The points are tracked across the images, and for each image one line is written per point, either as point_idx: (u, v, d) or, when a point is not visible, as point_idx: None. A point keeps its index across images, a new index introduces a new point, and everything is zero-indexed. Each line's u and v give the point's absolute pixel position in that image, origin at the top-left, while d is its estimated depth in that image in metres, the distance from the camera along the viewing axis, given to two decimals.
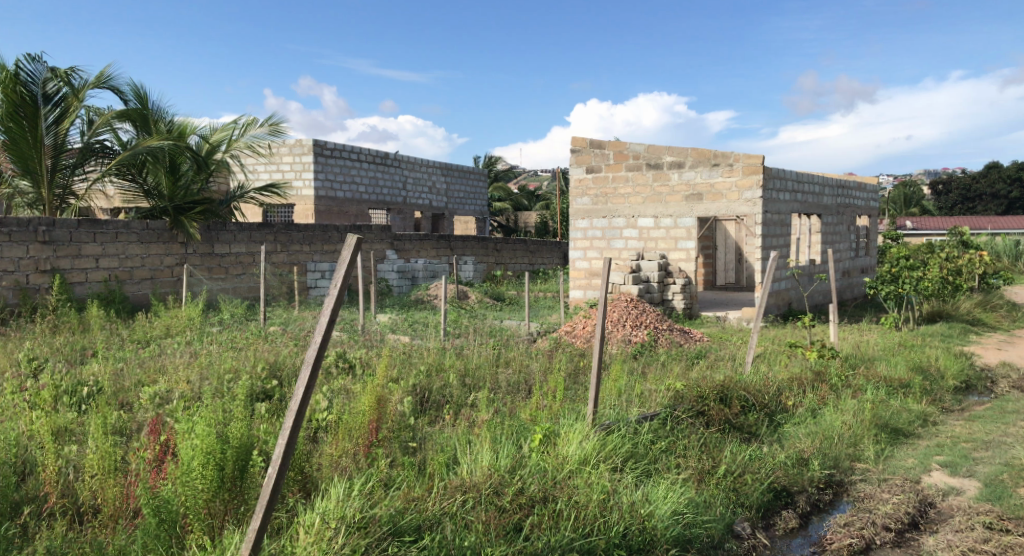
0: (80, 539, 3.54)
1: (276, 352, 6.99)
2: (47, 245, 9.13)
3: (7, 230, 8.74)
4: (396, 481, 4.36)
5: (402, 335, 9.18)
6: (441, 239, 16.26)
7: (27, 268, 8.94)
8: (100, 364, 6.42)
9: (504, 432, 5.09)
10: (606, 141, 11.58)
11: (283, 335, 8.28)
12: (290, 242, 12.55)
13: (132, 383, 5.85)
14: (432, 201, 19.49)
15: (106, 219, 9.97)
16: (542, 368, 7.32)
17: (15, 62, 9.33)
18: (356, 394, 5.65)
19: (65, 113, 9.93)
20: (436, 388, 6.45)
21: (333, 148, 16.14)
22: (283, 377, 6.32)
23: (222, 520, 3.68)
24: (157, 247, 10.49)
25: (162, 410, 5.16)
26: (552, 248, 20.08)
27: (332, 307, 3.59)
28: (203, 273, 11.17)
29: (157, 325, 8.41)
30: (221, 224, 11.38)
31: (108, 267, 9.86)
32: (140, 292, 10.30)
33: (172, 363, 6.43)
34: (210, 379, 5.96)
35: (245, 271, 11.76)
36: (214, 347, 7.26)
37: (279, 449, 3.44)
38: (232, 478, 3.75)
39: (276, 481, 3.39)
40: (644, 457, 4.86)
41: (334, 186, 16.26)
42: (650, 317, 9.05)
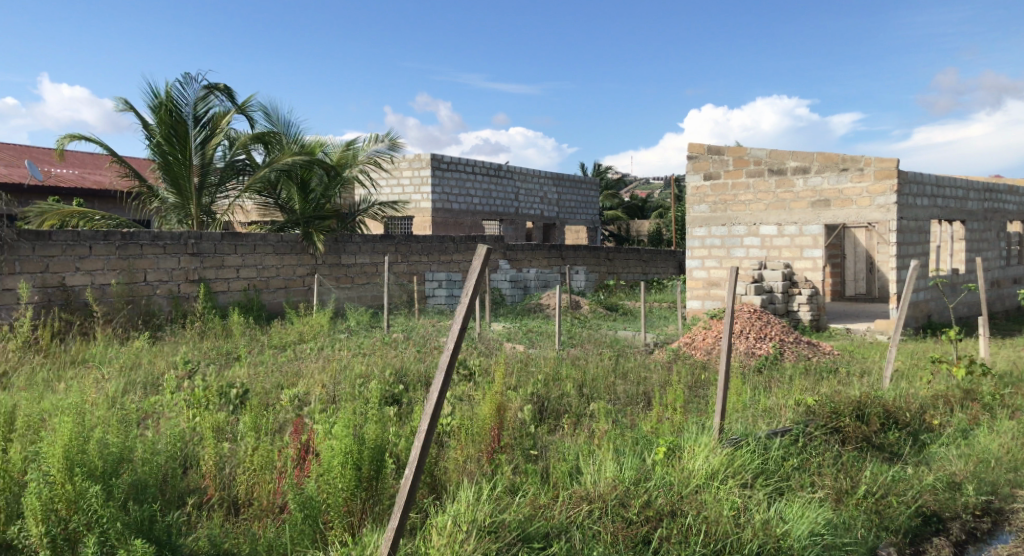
0: (235, 531, 3.78)
1: (402, 358, 7.24)
2: (195, 256, 9.82)
3: (162, 243, 9.46)
4: (522, 488, 4.43)
5: (518, 344, 9.29)
6: (554, 249, 16.36)
7: (178, 278, 9.64)
8: (245, 367, 6.85)
9: (626, 444, 5.07)
10: (726, 147, 11.32)
11: (407, 342, 8.54)
12: (411, 253, 12.95)
13: (273, 385, 6.22)
14: (544, 211, 19.64)
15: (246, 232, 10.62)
16: (663, 380, 7.21)
17: (170, 86, 10.14)
18: (478, 400, 5.77)
19: (212, 133, 10.68)
20: (555, 398, 6.47)
21: (449, 162, 16.55)
22: (409, 382, 6.54)
23: (361, 518, 3.85)
24: (291, 258, 11.08)
25: (302, 412, 5.46)
26: (667, 257, 19.77)
27: (464, 315, 3.69)
28: (331, 282, 11.71)
29: (292, 331, 8.89)
30: (348, 235, 11.87)
31: (248, 277, 10.50)
32: (275, 300, 10.91)
33: (308, 367, 6.77)
34: (344, 383, 6.25)
35: (369, 281, 12.27)
36: (344, 353, 7.59)
37: (415, 451, 3.57)
38: (369, 478, 3.93)
39: (412, 481, 3.51)
40: (775, 473, 4.72)
41: (450, 199, 16.66)
42: (774, 329, 8.78)
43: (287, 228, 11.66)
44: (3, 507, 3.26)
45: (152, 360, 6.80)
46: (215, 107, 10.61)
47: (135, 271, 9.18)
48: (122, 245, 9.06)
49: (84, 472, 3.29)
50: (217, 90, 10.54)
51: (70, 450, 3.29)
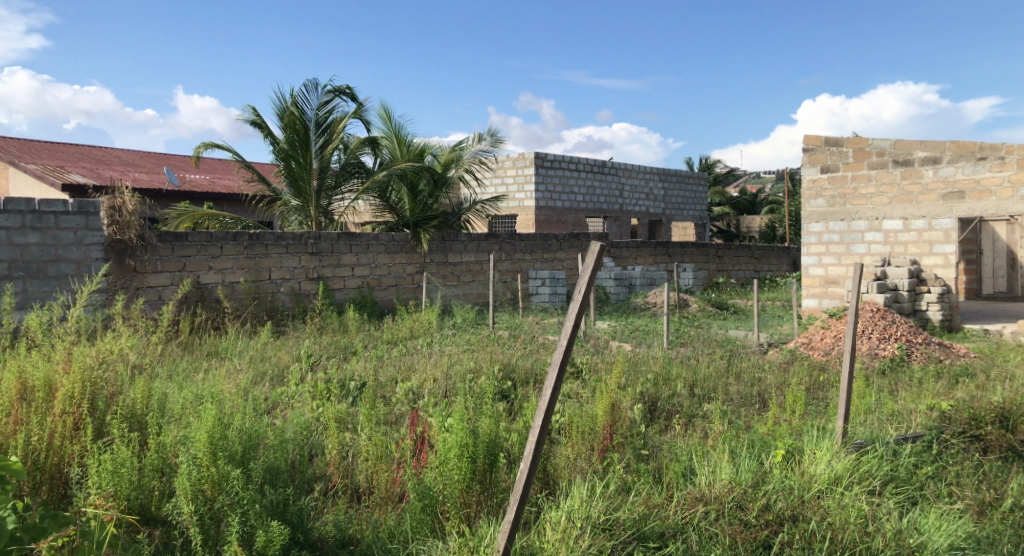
0: (359, 518, 3.93)
1: (510, 355, 7.30)
2: (315, 255, 10.26)
3: (285, 243, 9.92)
4: (634, 487, 4.37)
5: (626, 342, 9.20)
6: (660, 246, 16.06)
7: (299, 276, 10.10)
8: (361, 361, 7.07)
9: (742, 446, 4.93)
10: (844, 139, 10.78)
11: (514, 339, 8.62)
12: (514, 251, 13.06)
13: (388, 378, 6.41)
14: (650, 207, 19.35)
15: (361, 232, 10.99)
16: (778, 381, 6.96)
17: (295, 94, 10.63)
18: (588, 398, 5.74)
19: (332, 138, 11.11)
20: (665, 397, 6.36)
21: (553, 159, 16.57)
22: (517, 378, 6.58)
23: (477, 511, 3.92)
24: (402, 257, 11.40)
25: (415, 405, 5.61)
26: (779, 254, 19.12)
27: (576, 313, 3.66)
28: (439, 280, 11.97)
29: (403, 326, 9.13)
30: (455, 234, 12.11)
31: (362, 275, 10.88)
32: (387, 298, 11.24)
33: (420, 362, 6.93)
34: (455, 378, 6.36)
35: (475, 279, 12.47)
36: (454, 348, 7.72)
37: (529, 446, 3.57)
38: (484, 470, 3.99)
39: (527, 475, 3.52)
40: (907, 481, 4.48)
41: (553, 196, 16.67)
42: (901, 329, 8.32)
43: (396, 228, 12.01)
44: (157, 486, 3.50)
45: (276, 353, 7.15)
46: (336, 113, 11.03)
47: (261, 269, 9.68)
48: (250, 245, 9.56)
49: (226, 456, 3.51)
50: (337, 96, 10.94)
51: (212, 436, 3.50)
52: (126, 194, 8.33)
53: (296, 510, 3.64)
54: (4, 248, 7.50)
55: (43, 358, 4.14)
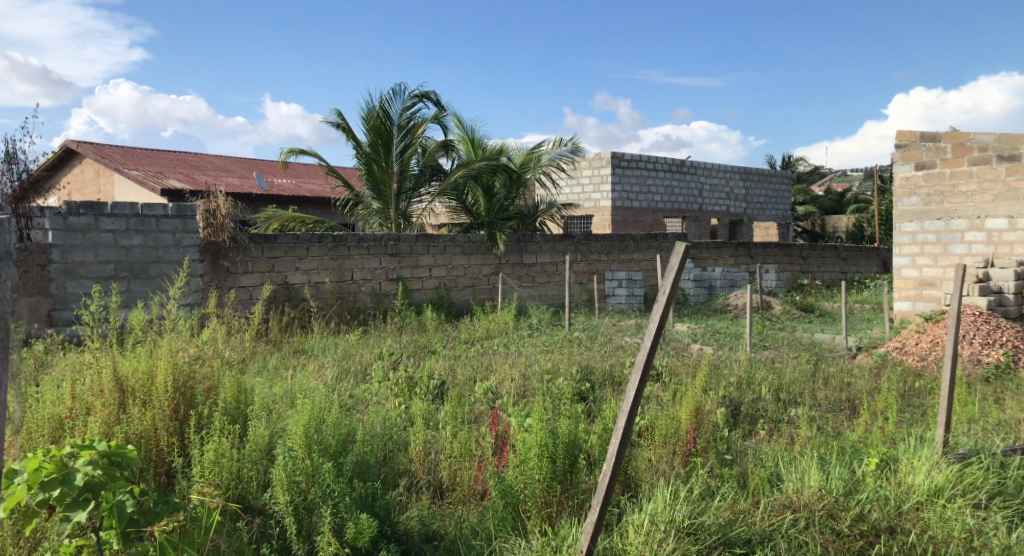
0: (442, 514, 3.98)
1: (589, 357, 7.25)
2: (394, 257, 10.45)
3: (366, 245, 10.14)
4: (719, 492, 4.28)
5: (707, 345, 9.01)
6: (741, 247, 15.66)
7: (379, 277, 10.31)
8: (441, 360, 7.16)
9: (832, 453, 4.78)
10: (942, 133, 10.30)
11: (592, 340, 8.57)
12: (590, 252, 12.99)
13: (467, 377, 6.48)
14: (730, 207, 18.94)
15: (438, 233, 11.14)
16: (869, 387, 6.70)
17: (380, 97, 10.88)
18: (669, 400, 5.65)
19: (413, 141, 11.32)
20: (749, 401, 6.21)
21: (631, 159, 16.40)
22: (595, 380, 6.54)
23: (560, 511, 3.91)
24: (478, 258, 11.50)
25: (494, 405, 5.66)
26: (869, 255, 18.43)
27: (661, 314, 3.58)
28: (514, 280, 12.02)
29: (480, 326, 9.20)
30: (530, 235, 12.13)
31: (439, 276, 11.02)
32: (463, 298, 11.36)
33: (498, 362, 6.97)
34: (533, 378, 6.37)
35: (550, 280, 12.46)
36: (532, 349, 7.74)
37: (612, 448, 3.52)
38: (564, 472, 3.98)
39: (610, 477, 3.47)
40: (1015, 495, 4.25)
41: (631, 196, 16.50)
42: (1005, 334, 7.90)
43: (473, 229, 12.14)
44: (254, 477, 3.65)
45: (359, 352, 7.33)
46: (418, 117, 11.23)
47: (344, 270, 9.93)
48: (333, 246, 9.81)
49: (319, 449, 3.64)
50: (420, 100, 11.16)
51: (306, 431, 3.63)
52: (219, 198, 8.69)
53: (386, 505, 3.71)
54: (110, 250, 7.91)
55: (147, 352, 4.36)
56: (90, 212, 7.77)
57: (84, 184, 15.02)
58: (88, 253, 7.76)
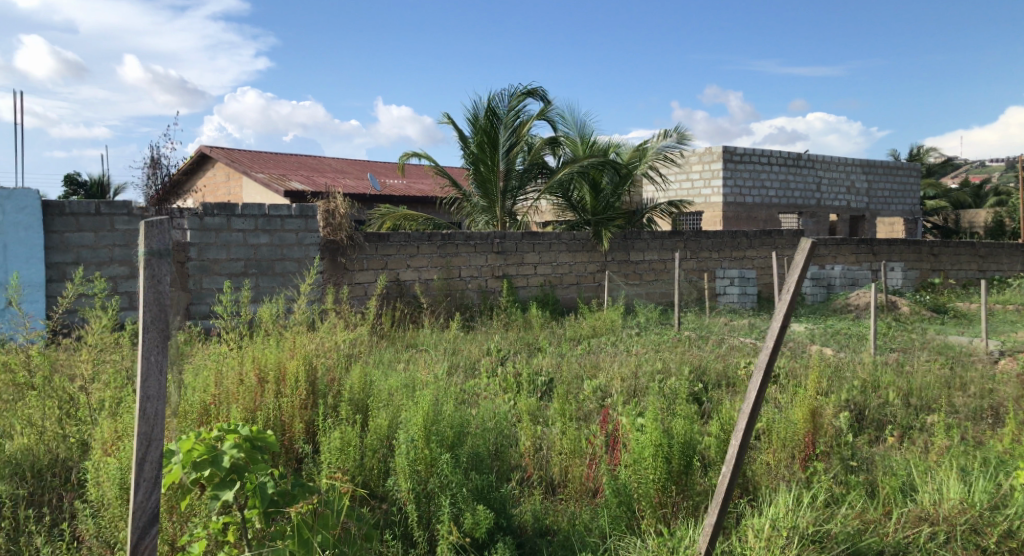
0: (554, 509, 4.00)
1: (702, 357, 7.08)
2: (500, 254, 10.56)
3: (473, 243, 10.30)
4: (845, 500, 4.10)
5: (829, 346, 8.62)
6: (863, 244, 14.91)
7: (486, 274, 10.46)
8: (550, 358, 7.18)
9: (972, 464, 4.50)
10: None
11: (705, 340, 8.37)
12: (700, 250, 12.70)
13: (576, 375, 6.46)
14: (851, 202, 18.08)
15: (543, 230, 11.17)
16: (1013, 394, 6.23)
17: (487, 97, 11.05)
18: (789, 402, 5.44)
19: (518, 140, 11.40)
20: (875, 406, 5.91)
21: (743, 153, 15.91)
22: (708, 381, 6.39)
23: (676, 512, 3.86)
24: (583, 256, 11.46)
25: (605, 404, 5.62)
26: (1010, 252, 17.15)
27: (785, 313, 3.46)
28: (621, 278, 11.91)
29: (586, 324, 9.17)
30: (637, 232, 11.98)
31: (544, 274, 11.06)
32: (569, 296, 11.36)
33: (608, 361, 6.91)
34: (644, 377, 6.28)
35: (658, 278, 12.27)
36: (642, 348, 7.64)
37: (732, 449, 3.43)
38: (680, 473, 3.91)
39: (730, 479, 3.39)
40: None
41: (744, 192, 16.01)
42: None
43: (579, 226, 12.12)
44: (375, 466, 3.78)
45: (468, 348, 7.47)
46: (524, 116, 11.31)
47: (452, 268, 10.13)
48: (442, 244, 10.02)
49: (436, 440, 3.73)
50: (526, 98, 11.24)
51: (424, 422, 3.73)
52: (337, 198, 9.05)
53: (501, 498, 3.78)
54: (241, 248, 8.40)
55: (276, 345, 4.60)
56: (223, 212, 8.26)
57: (216, 187, 15.99)
58: (221, 252, 8.28)
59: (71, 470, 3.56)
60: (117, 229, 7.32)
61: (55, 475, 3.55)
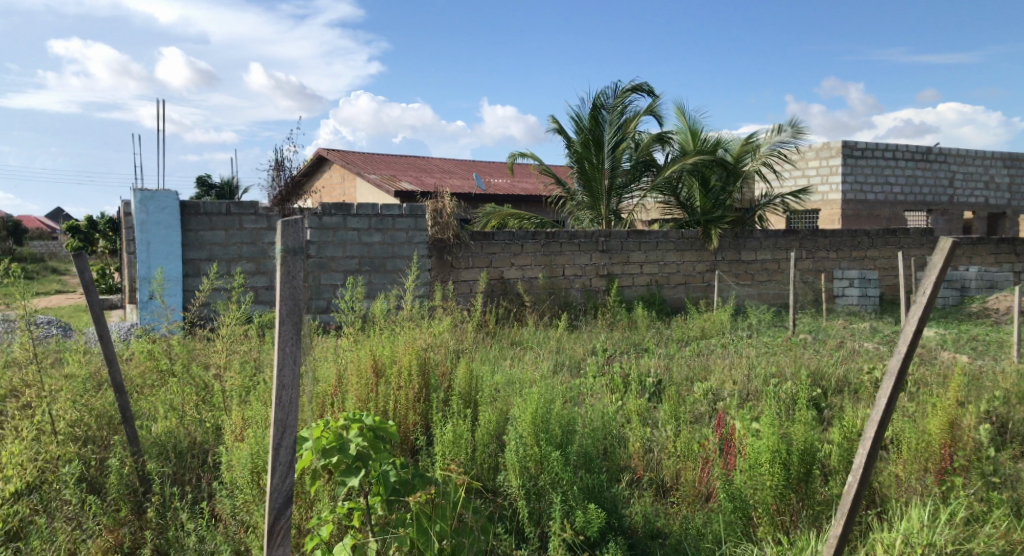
0: (666, 512, 3.94)
1: (820, 360, 6.78)
2: (605, 253, 10.48)
3: (578, 241, 10.27)
4: (986, 519, 3.84)
5: (964, 353, 8.06)
6: (1003, 243, 13.89)
7: (590, 273, 10.41)
8: (657, 359, 7.06)
9: None
10: None
11: (823, 344, 8.02)
12: (817, 249, 12.19)
13: (685, 377, 6.33)
14: (989, 198, 16.88)
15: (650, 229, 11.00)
16: None
17: (594, 95, 11.00)
18: (918, 410, 5.13)
19: (625, 138, 11.28)
20: (1018, 419, 5.49)
21: (865, 148, 15.13)
22: (828, 387, 6.12)
23: (796, 519, 3.74)
24: (691, 255, 11.21)
25: (717, 407, 5.48)
26: None
27: (920, 317, 3.27)
28: (731, 278, 11.60)
29: (695, 325, 8.98)
30: (749, 231, 11.61)
31: (651, 273, 10.90)
32: (677, 296, 11.15)
33: (718, 363, 6.73)
34: (757, 381, 6.08)
35: (772, 278, 11.88)
36: (755, 351, 7.40)
37: (860, 458, 3.27)
38: (799, 480, 3.77)
39: (857, 489, 3.23)
40: None
41: (866, 189, 15.23)
42: None
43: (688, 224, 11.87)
44: (485, 461, 3.84)
45: (574, 347, 7.46)
46: (631, 113, 11.17)
47: (556, 266, 10.14)
48: (546, 243, 10.04)
49: (546, 438, 3.73)
50: (633, 95, 11.11)
51: (533, 419, 3.74)
52: (443, 197, 9.24)
53: (611, 497, 3.76)
54: (355, 246, 8.71)
55: (389, 339, 4.73)
56: (339, 212, 8.60)
57: (332, 187, 16.64)
58: (337, 249, 8.62)
59: (208, 453, 3.79)
60: (244, 228, 7.74)
61: (193, 457, 3.79)
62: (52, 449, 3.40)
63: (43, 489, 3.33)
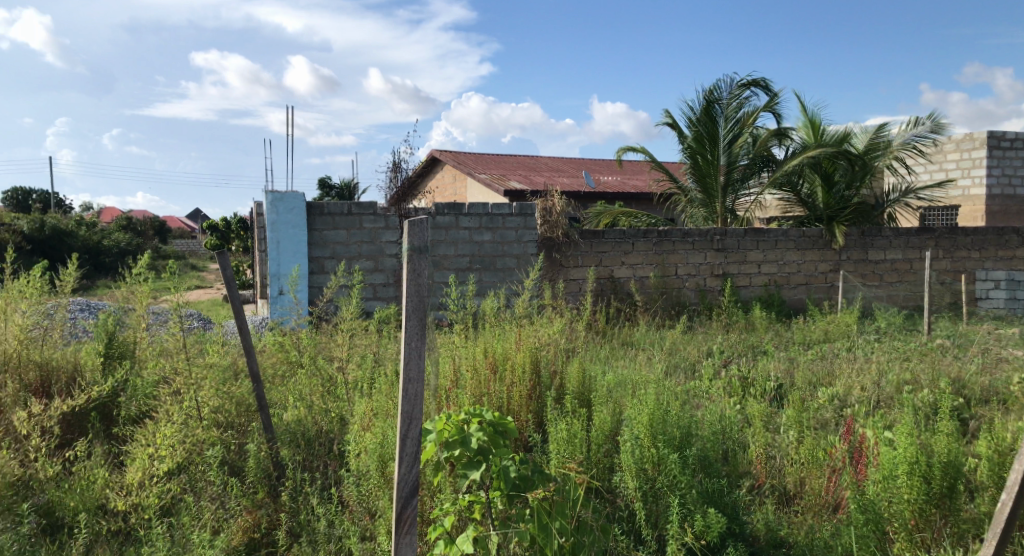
0: (790, 521, 3.80)
1: (960, 368, 6.35)
2: (720, 252, 10.22)
3: (691, 240, 10.05)
4: None
5: None
6: None
7: (705, 272, 10.17)
8: (778, 363, 6.80)
9: None
10: None
11: (963, 350, 7.50)
12: (955, 248, 11.46)
13: (810, 382, 6.08)
14: None
15: (768, 227, 10.63)
16: None
17: (709, 89, 10.73)
18: None
19: (741, 132, 10.92)
20: None
21: (1014, 138, 14.02)
22: (970, 396, 5.72)
23: (938, 535, 3.54)
24: (814, 254, 10.75)
25: (844, 415, 5.23)
26: None
27: None
28: (858, 279, 11.05)
29: (817, 328, 8.61)
30: (877, 229, 11.03)
31: (769, 273, 10.54)
32: (797, 296, 10.75)
33: (846, 368, 6.41)
34: (888, 388, 5.76)
35: (902, 279, 11.26)
36: (886, 356, 7.01)
37: (1015, 475, 3.04)
38: (941, 495, 3.55)
39: (1012, 508, 3.02)
40: None
41: (1014, 182, 14.12)
42: None
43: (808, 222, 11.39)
44: (600, 462, 3.82)
45: (688, 348, 7.33)
46: (748, 106, 10.81)
47: (668, 265, 9.97)
48: (659, 242, 9.88)
49: (665, 440, 3.67)
50: (751, 88, 10.75)
51: (652, 421, 3.69)
52: (553, 196, 9.27)
53: (732, 501, 3.61)
54: (466, 245, 8.89)
55: (502, 337, 4.78)
56: (451, 212, 8.78)
57: (444, 188, 17.00)
58: (449, 248, 8.83)
59: (334, 442, 3.97)
60: (364, 228, 8.03)
61: (321, 445, 3.97)
62: (198, 433, 3.64)
63: (190, 470, 3.58)
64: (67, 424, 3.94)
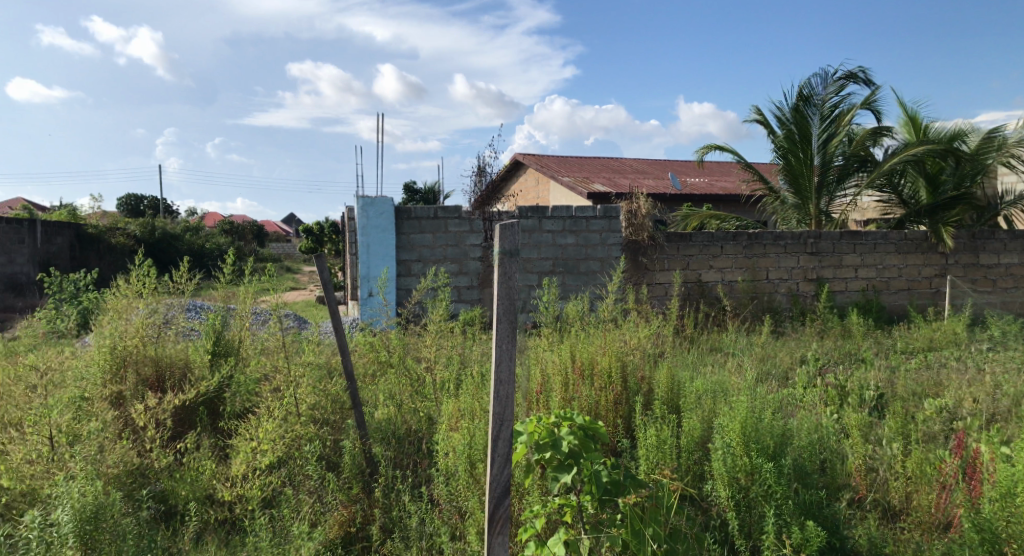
0: (895, 538, 3.63)
1: None
2: (815, 256, 9.87)
3: (784, 243, 9.75)
4: None
5: None
6: None
7: (798, 276, 9.85)
8: (878, 372, 6.50)
9: None
10: None
11: None
12: None
13: (914, 393, 5.79)
14: None
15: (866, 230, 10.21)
16: None
17: (802, 87, 10.39)
18: None
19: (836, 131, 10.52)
20: None
21: None
22: None
23: None
24: (917, 257, 10.24)
25: (952, 429, 4.95)
26: None
27: None
28: (967, 284, 10.47)
29: (921, 337, 8.20)
30: (990, 231, 10.42)
31: (867, 277, 10.12)
32: (898, 302, 10.28)
33: (954, 378, 6.06)
34: (1003, 401, 5.41)
35: (1019, 285, 10.63)
36: (999, 367, 6.59)
37: None
38: None
39: None
40: None
41: None
42: None
43: (910, 223, 10.86)
44: (691, 469, 3.75)
45: (780, 355, 7.12)
46: (844, 104, 10.40)
47: (759, 269, 9.70)
48: (749, 245, 9.63)
49: (758, 449, 3.57)
50: (846, 85, 10.35)
51: (744, 428, 3.60)
52: (640, 198, 9.17)
53: (834, 514, 3.48)
54: (550, 248, 8.90)
55: (588, 340, 4.74)
56: (535, 215, 8.81)
57: (528, 191, 17.05)
58: (533, 251, 8.87)
59: (423, 440, 4.03)
60: (449, 231, 8.14)
61: (411, 444, 4.05)
62: (297, 428, 3.76)
63: (289, 464, 3.70)
64: (179, 417, 4.15)
